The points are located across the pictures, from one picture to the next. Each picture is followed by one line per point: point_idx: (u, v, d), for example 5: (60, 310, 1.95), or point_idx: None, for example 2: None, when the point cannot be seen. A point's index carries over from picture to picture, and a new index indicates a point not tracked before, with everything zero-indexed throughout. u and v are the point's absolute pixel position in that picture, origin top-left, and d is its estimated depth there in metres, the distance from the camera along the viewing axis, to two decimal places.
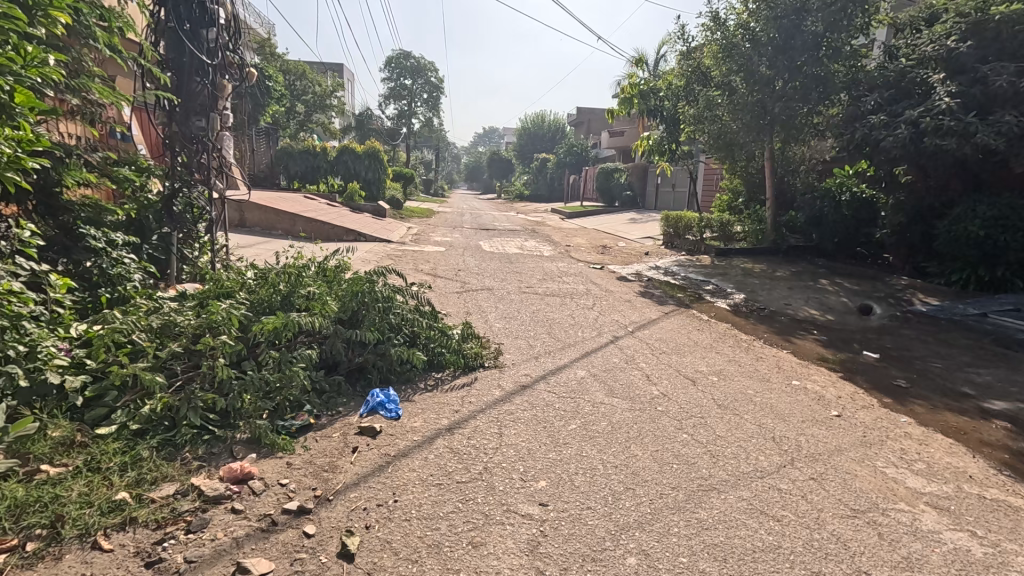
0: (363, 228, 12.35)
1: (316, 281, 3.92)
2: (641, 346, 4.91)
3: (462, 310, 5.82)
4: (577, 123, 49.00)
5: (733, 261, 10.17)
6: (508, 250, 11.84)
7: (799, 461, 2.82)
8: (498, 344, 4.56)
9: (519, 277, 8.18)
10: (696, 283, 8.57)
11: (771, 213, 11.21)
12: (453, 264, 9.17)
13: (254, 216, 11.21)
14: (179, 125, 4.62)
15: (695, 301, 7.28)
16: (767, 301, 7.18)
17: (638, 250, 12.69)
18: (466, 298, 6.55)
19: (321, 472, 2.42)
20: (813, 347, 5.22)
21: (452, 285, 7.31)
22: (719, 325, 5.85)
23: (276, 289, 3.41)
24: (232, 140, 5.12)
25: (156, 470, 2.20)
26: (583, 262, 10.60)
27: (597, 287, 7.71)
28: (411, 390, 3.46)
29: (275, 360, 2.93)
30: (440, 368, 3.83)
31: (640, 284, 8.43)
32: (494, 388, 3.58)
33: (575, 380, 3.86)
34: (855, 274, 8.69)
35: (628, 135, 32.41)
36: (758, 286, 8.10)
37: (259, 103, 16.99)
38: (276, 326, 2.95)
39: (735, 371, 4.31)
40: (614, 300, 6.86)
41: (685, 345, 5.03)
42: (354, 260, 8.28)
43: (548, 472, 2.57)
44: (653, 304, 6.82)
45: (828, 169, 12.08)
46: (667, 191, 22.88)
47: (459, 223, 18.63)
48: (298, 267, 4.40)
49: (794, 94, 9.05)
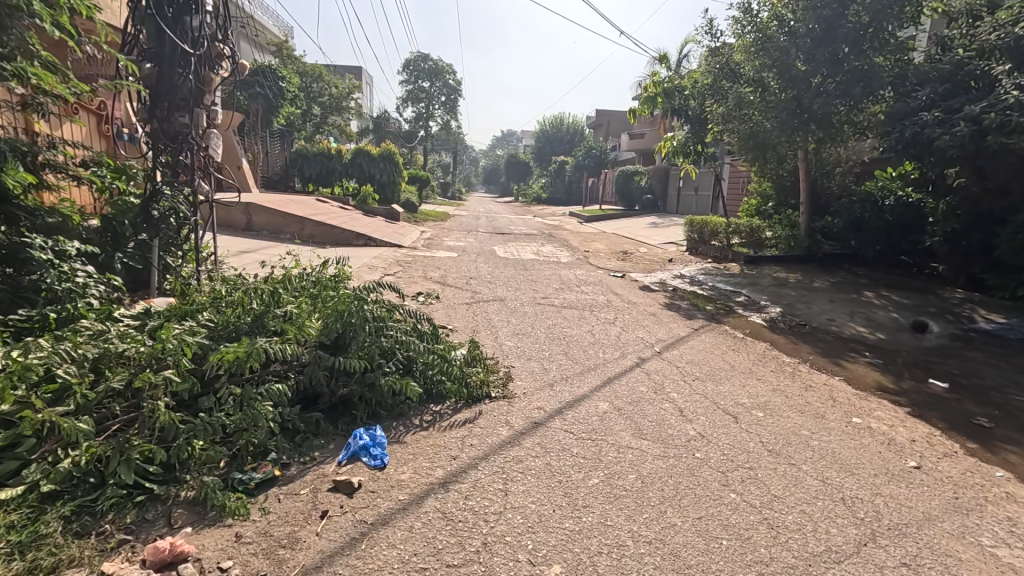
0: (374, 232, 11.94)
1: (300, 297, 3.43)
2: (670, 370, 4.32)
3: (471, 325, 5.31)
4: (596, 125, 48.32)
5: (765, 269, 9.46)
6: (523, 256, 11.32)
7: (882, 539, 2.23)
8: (508, 368, 4.02)
9: (534, 287, 7.64)
10: (727, 294, 7.92)
11: (806, 218, 10.48)
12: (465, 271, 8.67)
13: (262, 219, 10.84)
14: (160, 122, 4.19)
15: (727, 314, 6.65)
16: (808, 316, 6.51)
17: (661, 256, 12.04)
18: (476, 310, 6.04)
19: (276, 550, 1.92)
20: (869, 372, 4.59)
21: (461, 295, 6.81)
22: (757, 345, 5.24)
23: (248, 309, 2.92)
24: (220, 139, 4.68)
25: (59, 552, 1.72)
26: (603, 270, 10.01)
27: (618, 299, 7.12)
28: (402, 429, 2.94)
29: (236, 397, 2.44)
30: (439, 401, 3.31)
31: (665, 294, 7.83)
32: (500, 427, 3.05)
33: (596, 416, 3.31)
34: (903, 285, 7.95)
35: (649, 137, 31.70)
36: (796, 298, 7.42)
37: (273, 104, 16.67)
38: (238, 355, 2.46)
39: (783, 405, 3.71)
40: (637, 314, 6.28)
41: (720, 369, 4.43)
42: (359, 267, 7.84)
43: (563, 553, 2.02)
44: (681, 319, 6.22)
45: (866, 172, 11.31)
46: (689, 194, 22.14)
47: (474, 227, 18.19)
48: (284, 279, 3.93)
49: (834, 90, 8.36)
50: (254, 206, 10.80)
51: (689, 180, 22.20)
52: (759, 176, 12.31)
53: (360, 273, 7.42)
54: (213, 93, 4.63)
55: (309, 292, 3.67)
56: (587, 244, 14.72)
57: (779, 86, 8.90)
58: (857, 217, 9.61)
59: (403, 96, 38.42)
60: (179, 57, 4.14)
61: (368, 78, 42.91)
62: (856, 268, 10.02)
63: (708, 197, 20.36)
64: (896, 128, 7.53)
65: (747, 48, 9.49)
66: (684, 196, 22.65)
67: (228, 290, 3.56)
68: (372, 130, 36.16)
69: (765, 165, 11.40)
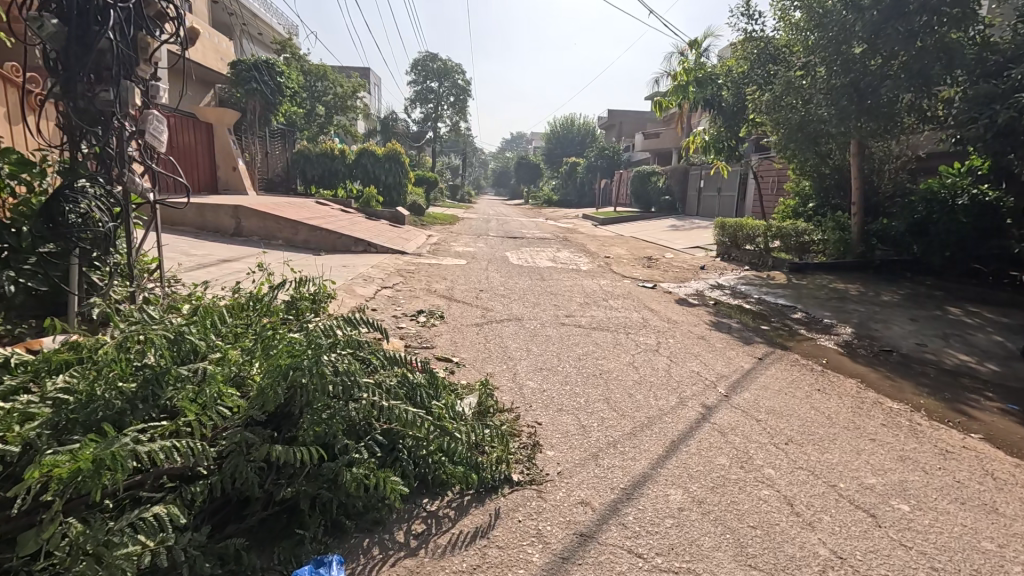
0: (375, 237, 10.96)
1: (233, 339, 2.37)
2: (750, 424, 3.23)
3: (482, 356, 4.25)
4: (609, 126, 47.36)
5: (817, 279, 8.32)
6: (539, 263, 10.26)
7: None
8: (532, 428, 2.98)
9: (555, 301, 6.56)
10: (780, 309, 6.78)
11: (858, 220, 9.30)
12: (474, 282, 7.62)
13: (251, 224, 9.85)
14: (72, 96, 3.15)
15: (790, 337, 5.53)
16: (891, 339, 5.38)
17: (692, 263, 10.91)
18: (488, 333, 4.98)
19: None
20: (1011, 425, 3.46)
21: (471, 312, 5.78)
22: (847, 383, 4.13)
23: (133, 368, 1.85)
24: (161, 121, 3.65)
25: None
26: (629, 279, 8.91)
27: (656, 317, 6.02)
28: (378, 554, 1.90)
29: (74, 543, 1.38)
30: (436, 495, 2.28)
31: (708, 311, 6.71)
32: (531, 546, 1.99)
33: (670, 516, 2.23)
34: (990, 299, 6.77)
35: (665, 137, 30.83)
36: (867, 314, 6.28)
37: (271, 101, 15.36)
38: (80, 469, 1.42)
39: (927, 487, 2.61)
40: (683, 339, 5.19)
41: (813, 422, 3.33)
42: (353, 278, 6.82)
43: None
44: (737, 344, 5.11)
45: (922, 168, 10.15)
46: (711, 196, 21.01)
47: (483, 230, 17.20)
48: (227, 311, 2.90)
49: (903, 71, 7.20)
50: (243, 209, 9.80)
51: (711, 180, 21.09)
52: (799, 173, 11.13)
53: (353, 284, 6.41)
54: (153, 63, 3.63)
55: (251, 328, 2.63)
56: (606, 249, 13.63)
57: (833, 70, 7.79)
58: (922, 218, 8.47)
59: (411, 97, 37.58)
60: (95, 10, 3.11)
61: (376, 79, 42.14)
62: (918, 277, 8.85)
63: (731, 197, 19.22)
64: (985, 113, 6.38)
65: (803, 26, 8.31)
66: (705, 197, 21.52)
67: (134, 324, 2.52)
68: (381, 132, 35.38)
69: (809, 160, 10.24)
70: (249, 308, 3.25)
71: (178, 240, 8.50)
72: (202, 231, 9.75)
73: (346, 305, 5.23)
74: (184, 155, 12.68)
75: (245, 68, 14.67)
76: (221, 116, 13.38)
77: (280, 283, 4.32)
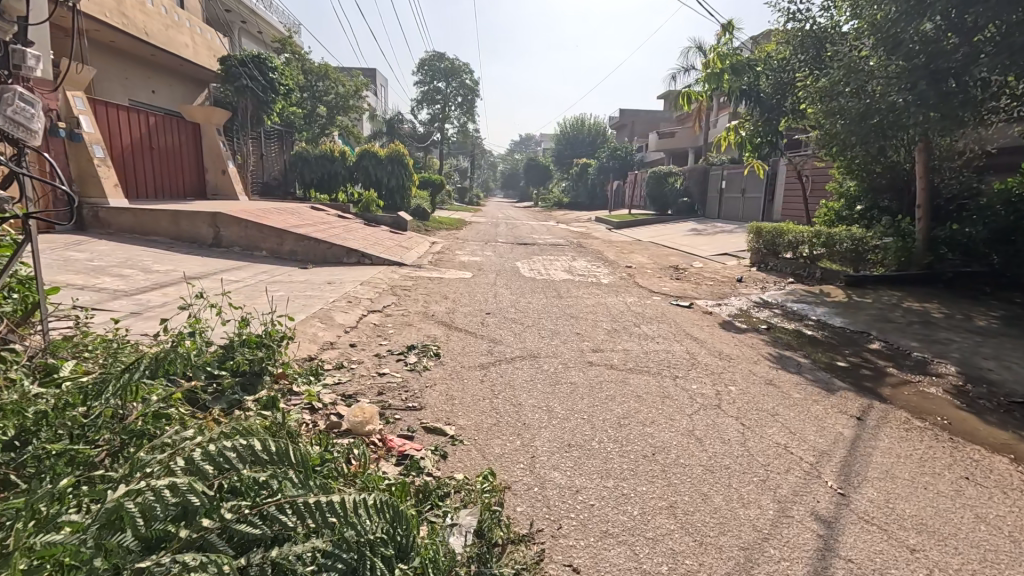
0: (371, 246, 9.87)
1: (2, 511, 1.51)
2: (908, 564, 2.05)
3: (485, 423, 3.10)
4: (621, 125, 46.14)
5: (882, 295, 7.09)
6: (554, 275, 9.11)
7: None
8: None
9: (578, 329, 5.40)
10: (854, 338, 5.56)
11: (924, 226, 8.05)
12: (482, 302, 6.49)
13: (232, 233, 8.85)
14: None
15: (882, 381, 4.33)
16: (1017, 384, 4.17)
17: (726, 274, 9.71)
18: (496, 380, 3.84)
19: None
20: None
21: (474, 347, 4.64)
22: (999, 464, 2.95)
23: None
24: (21, 97, 2.51)
25: None
26: (660, 294, 7.73)
27: (705, 353, 4.85)
28: None
29: None
30: None
31: (765, 340, 5.51)
32: None
33: None
34: None
35: (682, 136, 29.57)
36: (968, 345, 5.05)
37: (263, 100, 14.18)
38: None
39: None
40: (747, 386, 4.01)
41: (998, 555, 2.15)
42: (335, 301, 5.70)
43: None
44: (821, 394, 3.92)
45: (990, 165, 8.92)
46: (734, 197, 19.76)
47: (492, 236, 16.07)
48: (50, 416, 2.06)
49: (996, 48, 5.96)
50: (223, 216, 8.78)
51: (734, 180, 19.83)
52: (845, 172, 9.89)
53: (331, 308, 5.31)
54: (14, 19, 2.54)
55: (65, 456, 1.85)
56: (626, 257, 12.44)
57: (905, 49, 6.57)
58: (1006, 224, 7.38)
59: (419, 98, 36.66)
60: None
61: (382, 81, 41.46)
62: (999, 292, 7.59)
63: (757, 198, 17.95)
64: None
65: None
66: (728, 198, 20.27)
67: None
68: (388, 133, 34.55)
69: (862, 155, 9.00)
70: (101, 404, 2.21)
71: (145, 253, 7.48)
72: (178, 241, 8.73)
73: (312, 345, 4.12)
74: (167, 157, 11.60)
75: (238, 63, 13.55)
76: (209, 115, 12.45)
77: (211, 330, 3.23)
